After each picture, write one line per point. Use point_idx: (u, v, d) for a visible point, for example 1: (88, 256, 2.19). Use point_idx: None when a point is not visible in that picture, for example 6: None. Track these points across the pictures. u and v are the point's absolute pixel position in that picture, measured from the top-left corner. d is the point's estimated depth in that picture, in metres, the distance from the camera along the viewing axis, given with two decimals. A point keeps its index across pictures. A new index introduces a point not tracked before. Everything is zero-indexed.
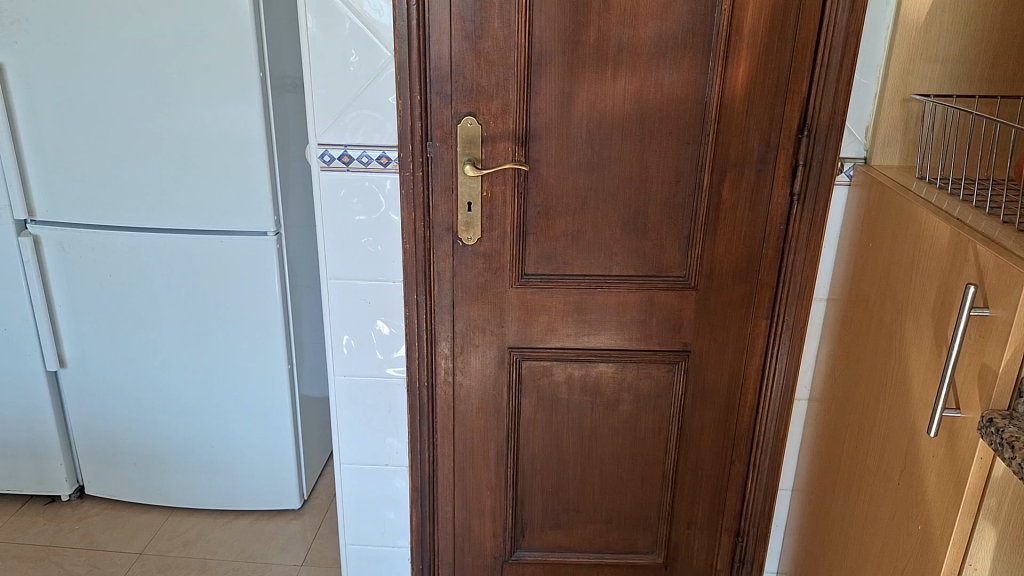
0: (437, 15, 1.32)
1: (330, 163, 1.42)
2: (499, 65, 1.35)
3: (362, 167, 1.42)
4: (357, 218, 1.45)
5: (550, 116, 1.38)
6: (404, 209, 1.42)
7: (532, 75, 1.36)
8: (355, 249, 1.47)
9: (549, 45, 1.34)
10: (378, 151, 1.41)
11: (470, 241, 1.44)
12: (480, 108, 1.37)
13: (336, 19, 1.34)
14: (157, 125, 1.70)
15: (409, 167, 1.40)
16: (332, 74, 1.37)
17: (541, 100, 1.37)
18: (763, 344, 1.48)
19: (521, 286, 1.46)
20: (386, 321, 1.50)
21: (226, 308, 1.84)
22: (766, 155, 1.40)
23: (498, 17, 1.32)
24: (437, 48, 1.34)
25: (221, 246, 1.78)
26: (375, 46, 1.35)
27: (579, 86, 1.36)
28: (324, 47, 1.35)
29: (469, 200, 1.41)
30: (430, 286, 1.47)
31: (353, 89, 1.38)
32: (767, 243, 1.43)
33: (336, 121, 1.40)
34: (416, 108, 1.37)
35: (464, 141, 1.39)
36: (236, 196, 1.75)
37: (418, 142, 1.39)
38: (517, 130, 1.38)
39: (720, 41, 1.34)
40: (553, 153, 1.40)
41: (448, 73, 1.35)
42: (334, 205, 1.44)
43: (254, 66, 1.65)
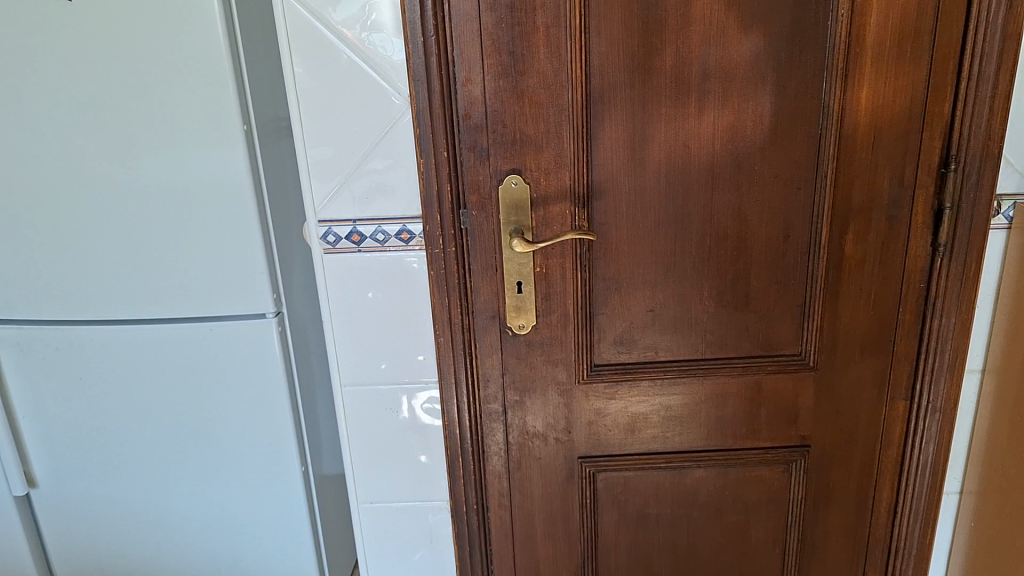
0: (465, 48, 1.00)
1: (337, 244, 1.10)
2: (549, 107, 1.02)
3: (378, 246, 1.10)
4: (376, 313, 1.13)
5: (616, 166, 1.05)
6: (433, 298, 1.10)
7: (590, 115, 1.03)
8: (376, 350, 1.15)
9: (612, 76, 1.01)
10: (397, 226, 1.09)
11: (523, 330, 1.11)
12: (527, 162, 1.04)
13: (331, 59, 1.02)
14: (112, 196, 1.32)
15: (438, 244, 1.07)
16: (331, 130, 1.05)
17: (604, 148, 1.04)
18: (902, 429, 1.19)
19: (591, 379, 1.14)
20: (421, 435, 1.19)
21: (224, 406, 1.48)
22: (899, 197, 1.08)
23: (545, 46, 1.00)
24: (465, 89, 1.01)
25: (208, 331, 1.42)
26: (384, 95, 1.03)
27: (653, 127, 1.04)
28: (317, 96, 1.04)
29: (519, 280, 1.08)
30: (476, 389, 1.15)
31: (360, 147, 1.06)
32: (903, 305, 1.13)
33: (339, 192, 1.08)
34: (441, 168, 1.04)
35: (509, 206, 1.05)
36: (218, 278, 1.38)
37: (446, 212, 1.06)
38: (572, 186, 1.05)
39: (837, 56, 1.02)
40: (623, 213, 1.07)
41: (482, 121, 1.03)
42: (346, 298, 1.13)
43: (234, 116, 1.27)
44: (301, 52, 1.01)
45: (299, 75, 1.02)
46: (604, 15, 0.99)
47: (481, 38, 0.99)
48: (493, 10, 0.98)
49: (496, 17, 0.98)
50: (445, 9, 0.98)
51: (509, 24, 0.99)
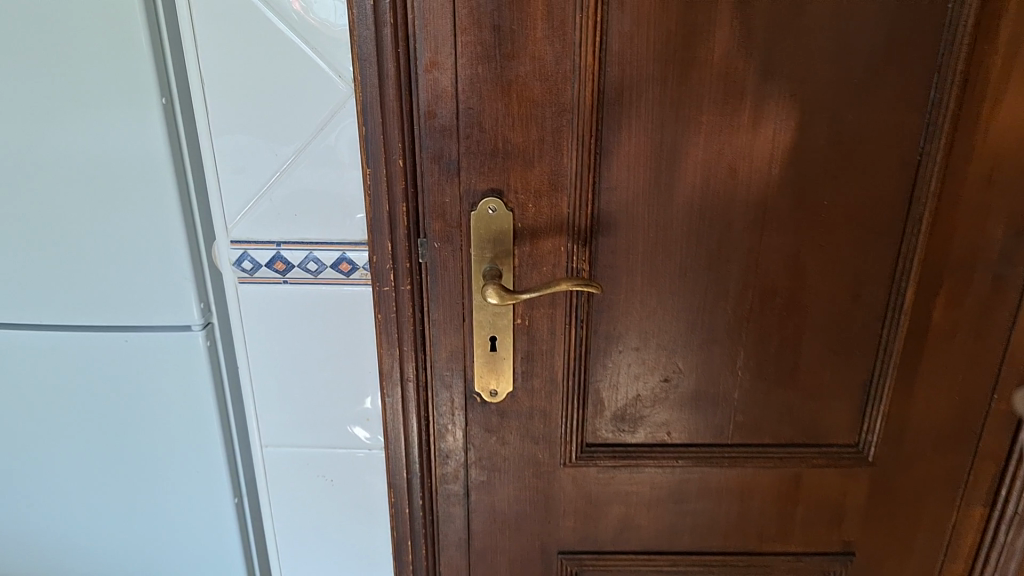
0: (431, 18, 0.70)
1: (255, 273, 0.84)
2: (546, 108, 0.73)
3: (309, 278, 0.84)
4: (306, 359, 0.88)
5: (633, 192, 0.76)
6: (380, 347, 0.83)
7: (603, 123, 0.74)
8: (306, 405, 0.90)
9: (637, 69, 0.72)
10: (333, 253, 0.83)
11: (496, 398, 0.84)
12: (511, 182, 0.76)
13: (247, 28, 0.75)
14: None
15: (389, 282, 0.80)
16: (248, 123, 0.79)
17: (620, 168, 0.75)
18: (973, 540, 0.93)
19: (580, 464, 0.88)
20: (364, 510, 0.95)
21: (141, 486, 1.00)
22: (1014, 253, 0.80)
23: (545, 20, 0.70)
24: (429, 76, 0.72)
25: (115, 376, 0.94)
26: (319, 78, 0.77)
27: (687, 142, 0.75)
28: (230, 78, 0.77)
29: (492, 334, 0.81)
30: (431, 466, 0.89)
31: (287, 148, 0.80)
32: (998, 391, 0.85)
33: (256, 205, 0.82)
34: (393, 182, 0.76)
35: (483, 238, 0.77)
36: (133, 294, 0.89)
37: (399, 240, 0.78)
38: (571, 216, 0.77)
39: (959, 55, 0.72)
40: (638, 256, 0.79)
41: (451, 122, 0.74)
42: (268, 339, 0.88)
43: (151, 87, 0.79)
44: (207, 18, 0.75)
45: (204, 49, 0.76)
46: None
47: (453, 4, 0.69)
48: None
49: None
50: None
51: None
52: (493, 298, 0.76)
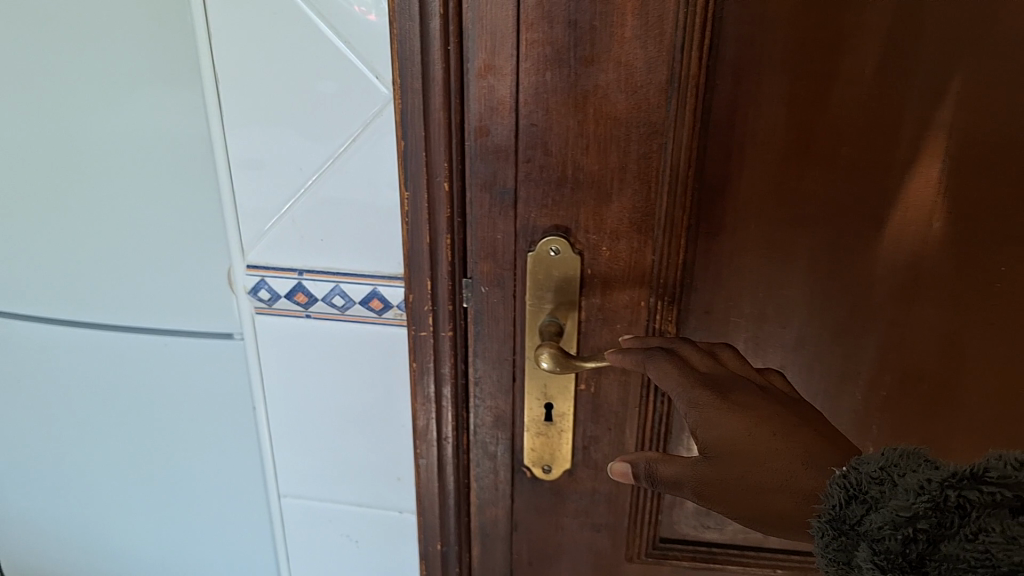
0: (488, 9, 0.54)
1: (274, 304, 0.72)
2: (631, 131, 0.56)
3: (335, 314, 0.71)
4: (332, 407, 0.75)
5: (739, 239, 0.59)
6: (414, 400, 0.70)
7: (707, 150, 0.56)
8: (331, 459, 0.78)
9: (757, 82, 0.54)
10: (364, 289, 0.70)
11: (550, 475, 0.69)
12: (582, 219, 0.59)
13: (270, 15, 0.62)
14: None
15: (427, 326, 0.65)
16: (270, 129, 0.66)
17: (722, 209, 0.58)
18: None
19: (649, 559, 0.72)
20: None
21: (151, 526, 0.89)
22: None
23: (638, 13, 0.53)
24: (482, 83, 0.56)
25: (129, 404, 0.82)
26: (353, 77, 0.63)
27: (816, 181, 0.56)
28: (250, 74, 0.64)
29: (548, 401, 0.66)
30: (471, 543, 0.75)
31: (316, 160, 0.67)
32: None
33: (278, 226, 0.70)
34: (437, 210, 0.60)
35: (541, 283, 0.62)
36: (156, 303, 0.76)
37: (441, 278, 0.63)
38: (656, 266, 0.59)
39: None
40: (740, 317, 0.62)
41: (507, 141, 0.58)
42: (289, 381, 0.75)
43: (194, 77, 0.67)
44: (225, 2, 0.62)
45: (218, 39, 0.63)
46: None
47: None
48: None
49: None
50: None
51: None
52: (549, 362, 0.59)
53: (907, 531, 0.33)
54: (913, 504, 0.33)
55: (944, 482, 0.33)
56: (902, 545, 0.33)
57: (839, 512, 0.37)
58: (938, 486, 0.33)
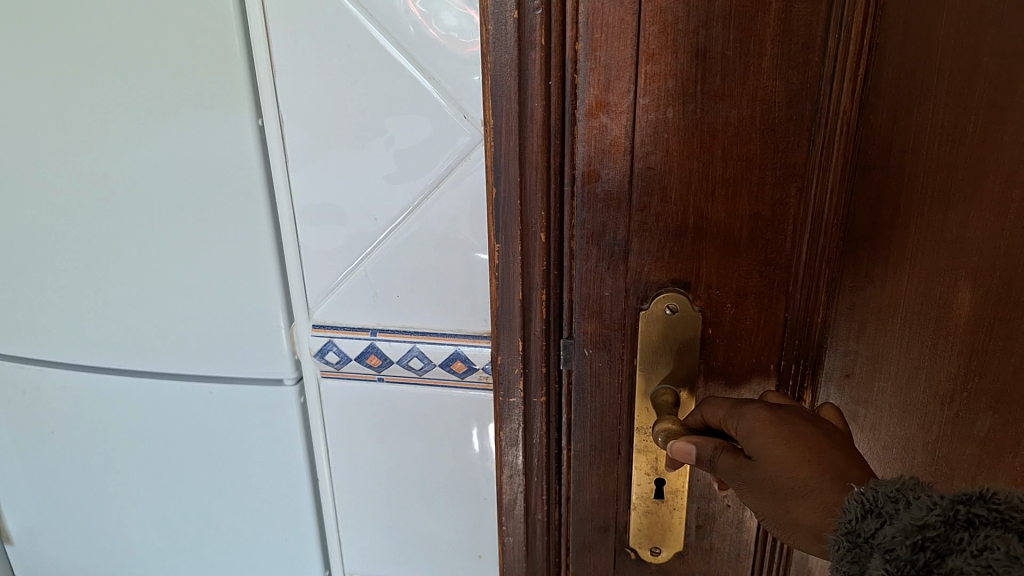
0: (602, 40, 0.47)
1: (343, 367, 0.65)
2: (765, 173, 0.49)
3: (410, 376, 0.65)
4: (405, 481, 0.68)
5: (889, 297, 0.51)
6: (498, 471, 0.62)
7: (854, 195, 0.49)
8: (402, 536, 0.70)
9: (916, 118, 0.46)
10: (445, 350, 0.63)
11: (658, 557, 0.61)
12: (705, 274, 0.52)
13: (346, 52, 0.56)
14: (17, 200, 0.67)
15: (517, 393, 0.58)
16: (343, 176, 0.60)
17: (870, 262, 0.50)
18: None
19: None
20: None
21: None
22: None
23: (778, 40, 0.46)
24: (593, 123, 0.49)
25: (172, 480, 0.73)
26: (437, 115, 0.57)
27: (981, 230, 0.48)
28: (322, 116, 0.58)
29: (659, 476, 0.58)
30: None
31: (394, 208, 0.60)
32: None
33: (349, 281, 0.63)
34: (531, 263, 0.54)
35: (655, 347, 0.54)
36: (204, 355, 0.68)
37: (535, 338, 0.56)
38: (786, 325, 0.52)
39: None
40: (887, 387, 0.53)
41: (619, 189, 0.50)
42: (357, 452, 0.68)
43: (246, 106, 0.60)
44: (296, 39, 0.57)
45: (286, 78, 0.58)
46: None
47: (638, 19, 0.46)
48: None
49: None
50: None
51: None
52: (660, 435, 0.51)
53: (917, 539, 0.32)
54: (926, 515, 0.32)
55: (954, 499, 0.33)
56: (912, 553, 0.32)
57: (854, 525, 0.35)
58: (949, 502, 0.33)
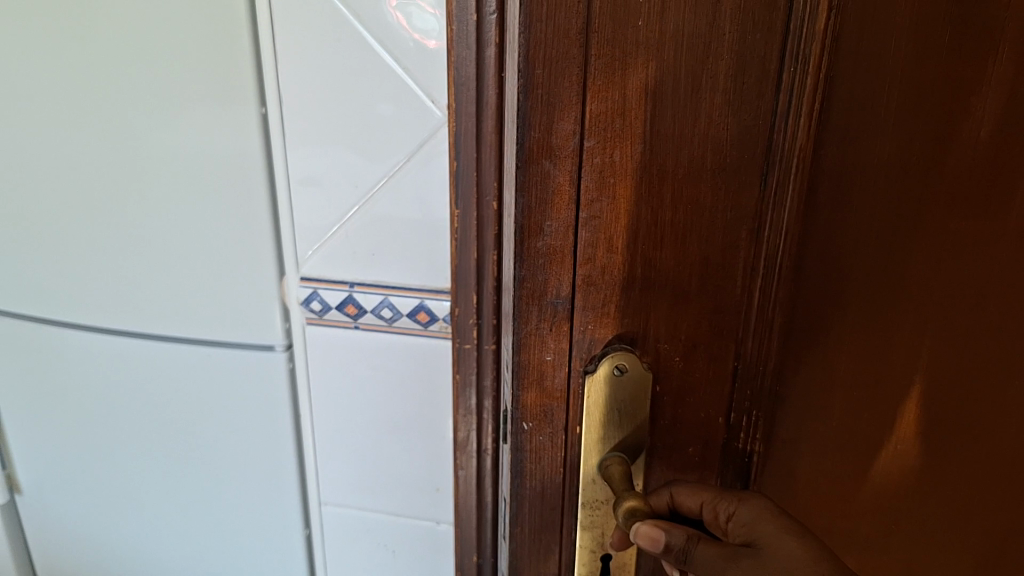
0: (540, 79, 0.37)
1: (325, 315, 0.69)
2: (724, 222, 0.40)
3: (382, 326, 0.68)
4: (377, 421, 0.73)
5: (849, 336, 0.44)
6: (455, 410, 0.71)
7: (808, 233, 0.41)
8: (372, 468, 0.75)
9: (873, 146, 0.40)
10: (412, 301, 0.67)
11: None
12: (653, 326, 0.42)
13: (335, 42, 0.59)
14: (18, 162, 0.70)
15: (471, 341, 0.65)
16: (323, 150, 0.63)
17: (822, 309, 0.43)
18: None
19: None
20: None
21: (169, 547, 0.84)
22: None
23: (733, 70, 0.37)
24: (533, 169, 0.39)
25: (155, 425, 0.77)
26: (412, 104, 0.60)
27: (947, 251, 0.42)
28: (305, 94, 0.61)
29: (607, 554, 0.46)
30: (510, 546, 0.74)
31: (370, 178, 0.63)
32: None
33: (327, 240, 0.66)
34: (484, 230, 0.61)
35: (603, 412, 0.43)
36: (186, 311, 0.71)
37: (486, 294, 0.63)
38: (735, 373, 0.43)
39: None
40: (848, 430, 0.45)
41: (563, 241, 0.40)
42: (331, 390, 0.73)
43: (251, 96, 0.62)
44: (290, 21, 0.59)
45: (285, 68, 0.60)
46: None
47: (585, 52, 0.37)
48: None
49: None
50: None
51: (653, 10, 0.36)
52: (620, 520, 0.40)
53: None
54: None
55: None
56: None
57: None
58: None
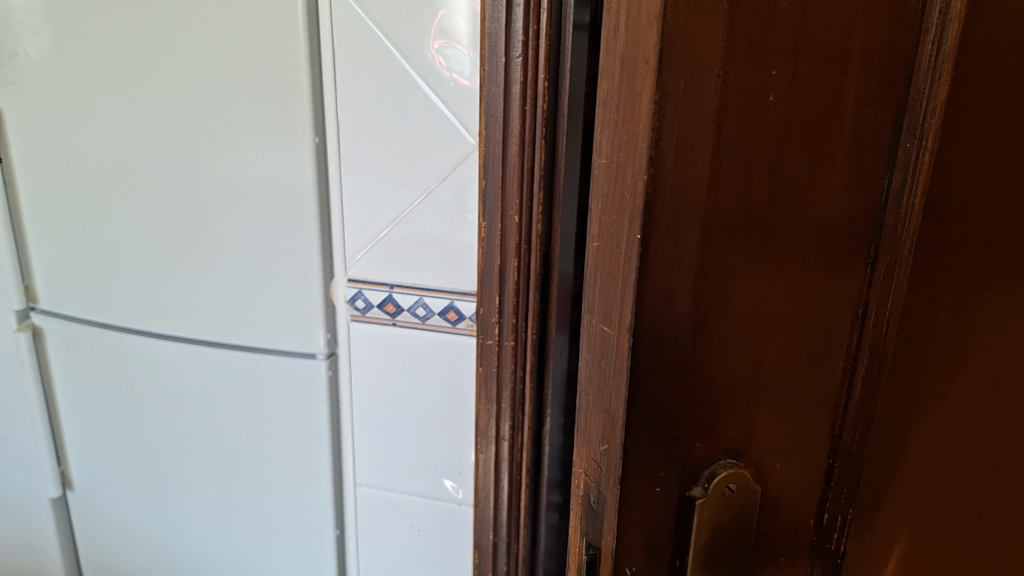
0: (667, 165, 0.35)
1: (367, 312, 0.81)
2: (829, 309, 0.38)
3: (416, 323, 0.80)
4: (409, 410, 0.84)
5: (943, 421, 0.41)
6: (478, 401, 0.80)
7: (912, 329, 0.39)
8: (402, 451, 0.86)
9: (976, 224, 0.37)
10: (442, 302, 0.78)
11: None
12: (756, 431, 0.40)
13: (390, 85, 0.74)
14: (176, 169, 0.94)
15: (493, 336, 0.76)
16: (377, 166, 0.77)
17: (920, 402, 0.41)
18: None
19: None
20: (449, 556, 0.88)
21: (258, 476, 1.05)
22: None
23: (848, 154, 0.35)
24: (659, 257, 0.36)
25: None
26: (452, 139, 0.74)
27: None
28: (362, 122, 0.77)
29: None
30: (521, 525, 0.82)
31: (412, 195, 0.77)
32: None
33: (374, 248, 0.79)
34: (507, 238, 0.72)
35: (715, 539, 0.41)
36: None
37: (507, 293, 0.74)
38: (832, 473, 0.42)
39: None
40: (934, 512, 0.44)
41: (673, 333, 0.38)
42: (369, 380, 0.84)
43: None
44: (354, 64, 0.75)
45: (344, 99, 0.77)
46: (999, 56, 0.35)
47: (713, 131, 0.34)
48: (737, 49, 0.33)
49: (748, 60, 0.34)
50: (539, 30, 0.65)
51: (783, 78, 0.34)
52: None
53: None
54: None
55: None
56: None
57: None
58: None
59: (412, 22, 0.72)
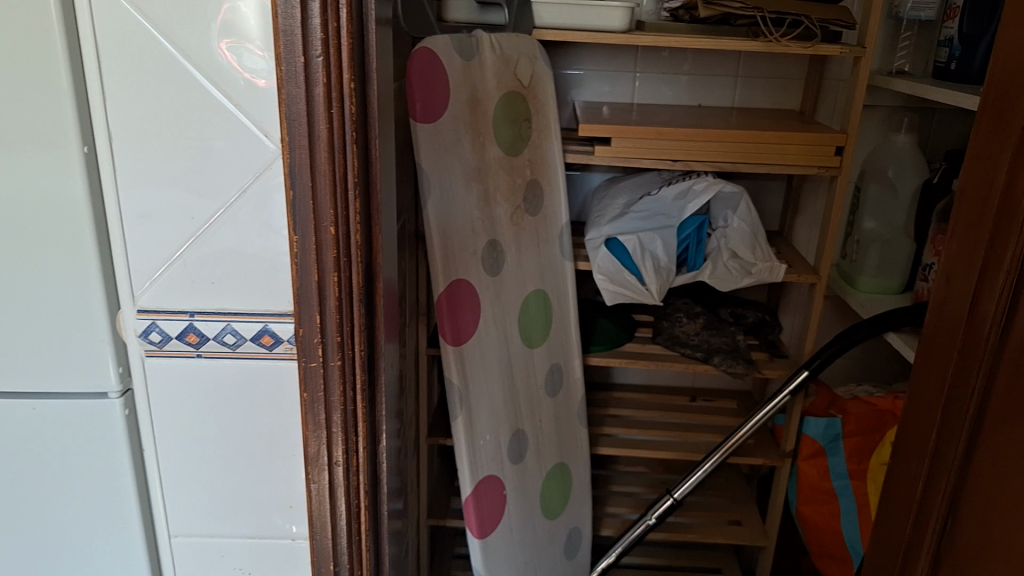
0: None
1: (165, 346, 0.73)
2: None
3: (225, 352, 0.73)
4: (225, 446, 0.76)
5: None
6: (303, 427, 0.73)
7: None
8: (220, 491, 0.78)
9: None
10: (253, 326, 0.71)
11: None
12: None
13: (172, 88, 0.65)
14: None
15: (317, 357, 0.70)
16: (165, 178, 0.68)
17: None
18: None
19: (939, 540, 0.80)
20: None
21: None
22: None
23: None
24: None
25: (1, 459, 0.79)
26: (248, 146, 0.67)
27: None
28: (141, 128, 0.67)
29: None
30: (361, 546, 0.78)
31: (208, 209, 0.69)
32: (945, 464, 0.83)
33: (166, 273, 0.71)
34: (324, 252, 0.67)
35: None
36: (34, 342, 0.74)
37: (328, 311, 0.69)
38: None
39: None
40: None
41: None
42: (174, 419, 0.75)
43: (74, 134, 0.67)
44: (124, 65, 0.65)
45: (115, 107, 0.67)
46: None
47: None
48: None
49: None
50: (340, 28, 0.62)
51: None
52: None
53: None
54: None
55: None
56: None
57: None
58: None
59: (193, 18, 0.63)
